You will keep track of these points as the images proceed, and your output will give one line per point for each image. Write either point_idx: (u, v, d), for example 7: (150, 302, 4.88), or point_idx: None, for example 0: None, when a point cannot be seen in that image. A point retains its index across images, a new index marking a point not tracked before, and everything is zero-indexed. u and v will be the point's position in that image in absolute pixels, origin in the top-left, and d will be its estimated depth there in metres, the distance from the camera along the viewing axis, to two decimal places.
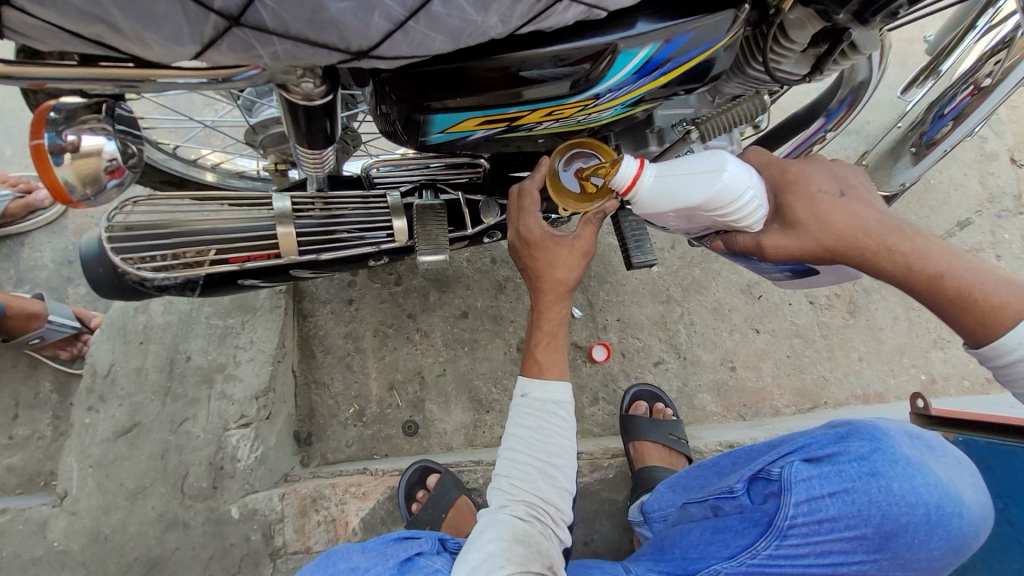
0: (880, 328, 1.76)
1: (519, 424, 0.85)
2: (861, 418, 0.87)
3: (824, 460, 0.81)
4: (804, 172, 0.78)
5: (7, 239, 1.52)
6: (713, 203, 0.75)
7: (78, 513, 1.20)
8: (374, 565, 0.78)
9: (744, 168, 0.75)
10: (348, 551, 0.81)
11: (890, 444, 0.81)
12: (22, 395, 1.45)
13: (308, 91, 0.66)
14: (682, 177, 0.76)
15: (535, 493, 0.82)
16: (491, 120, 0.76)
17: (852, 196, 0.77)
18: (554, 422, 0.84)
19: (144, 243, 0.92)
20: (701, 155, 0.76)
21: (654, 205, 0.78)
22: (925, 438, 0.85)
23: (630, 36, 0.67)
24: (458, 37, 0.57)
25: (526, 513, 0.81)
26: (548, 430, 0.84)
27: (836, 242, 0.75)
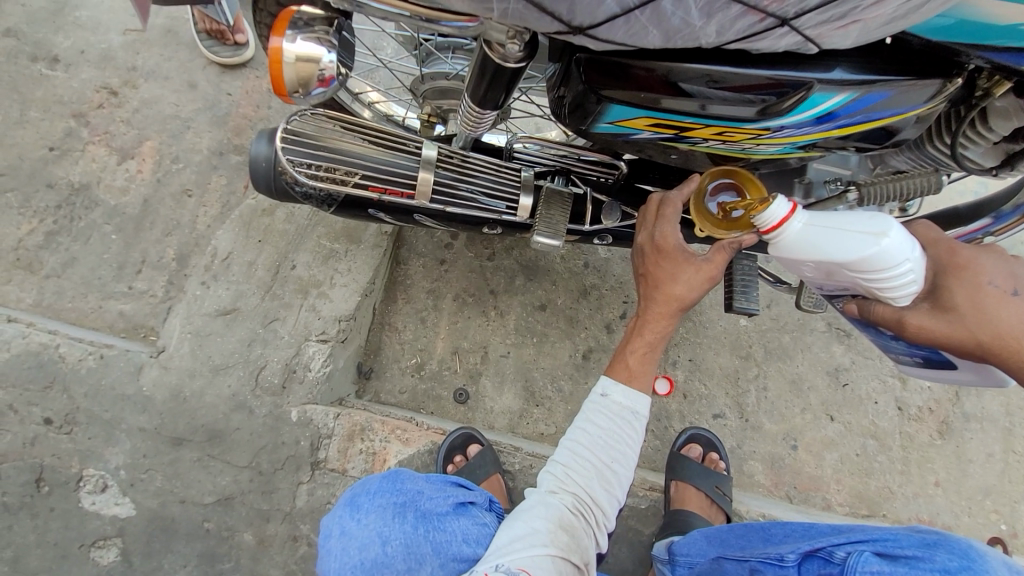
0: (968, 460, 1.61)
1: (590, 420, 0.86)
2: (962, 534, 0.69)
3: (903, 560, 0.66)
4: (979, 258, 0.72)
5: (178, 120, 1.72)
6: (863, 265, 0.73)
7: (168, 368, 1.33)
8: (436, 497, 0.85)
9: (907, 239, 0.72)
10: (416, 475, 0.88)
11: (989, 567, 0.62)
12: (149, 254, 1.63)
13: (508, 52, 0.70)
14: (835, 232, 0.74)
15: (587, 491, 0.83)
16: (662, 125, 0.76)
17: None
18: (623, 430, 0.85)
19: (305, 150, 0.99)
20: (863, 215, 0.74)
21: (795, 251, 0.78)
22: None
23: (828, 79, 0.67)
24: (671, 37, 0.59)
25: (574, 505, 0.82)
26: (615, 435, 0.85)
27: (994, 342, 0.69)
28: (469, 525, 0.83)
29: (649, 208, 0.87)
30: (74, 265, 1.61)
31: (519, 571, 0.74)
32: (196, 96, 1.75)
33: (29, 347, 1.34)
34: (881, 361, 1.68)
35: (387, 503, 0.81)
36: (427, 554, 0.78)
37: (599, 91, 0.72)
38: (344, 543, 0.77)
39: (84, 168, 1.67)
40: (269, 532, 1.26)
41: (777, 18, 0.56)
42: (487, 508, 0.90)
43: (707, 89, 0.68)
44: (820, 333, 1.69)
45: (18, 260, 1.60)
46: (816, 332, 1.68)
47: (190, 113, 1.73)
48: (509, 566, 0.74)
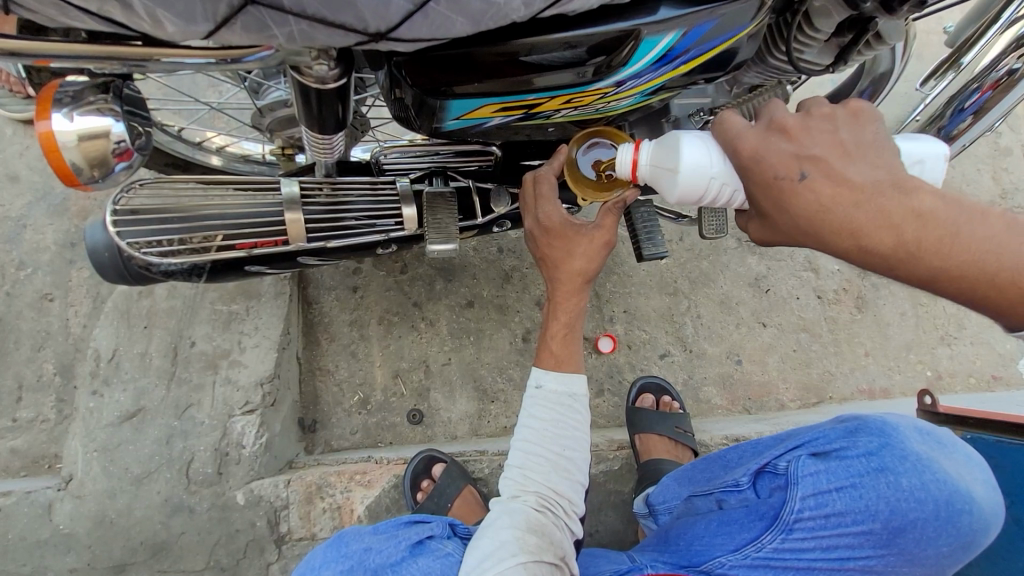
0: (887, 324, 1.75)
1: (533, 415, 0.84)
2: (871, 414, 0.93)
3: (834, 455, 0.86)
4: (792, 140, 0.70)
5: (10, 221, 1.51)
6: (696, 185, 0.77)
7: (83, 497, 1.19)
8: (384, 547, 0.80)
9: (706, 158, 0.75)
10: (361, 531, 0.83)
11: (899, 439, 0.86)
12: (25, 377, 1.44)
13: (322, 73, 0.64)
14: (653, 173, 0.79)
15: (548, 485, 0.81)
16: (508, 106, 0.74)
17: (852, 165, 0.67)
18: (567, 414, 0.84)
19: (149, 228, 0.90)
20: (667, 147, 0.77)
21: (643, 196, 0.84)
22: (934, 437, 0.91)
23: (654, 22, 0.64)
24: (479, 19, 0.55)
25: (539, 503, 0.80)
26: (559, 421, 0.84)
27: (803, 240, 0.70)
28: (431, 561, 0.80)
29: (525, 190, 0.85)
30: None
31: None
32: (22, 188, 1.53)
33: None
34: (793, 259, 1.76)
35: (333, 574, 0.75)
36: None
37: (432, 89, 0.69)
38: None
39: None
40: None
41: None
42: (447, 536, 0.87)
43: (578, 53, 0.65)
44: (735, 249, 1.75)
45: None
46: (730, 249, 1.74)
47: (21, 210, 1.52)
48: None
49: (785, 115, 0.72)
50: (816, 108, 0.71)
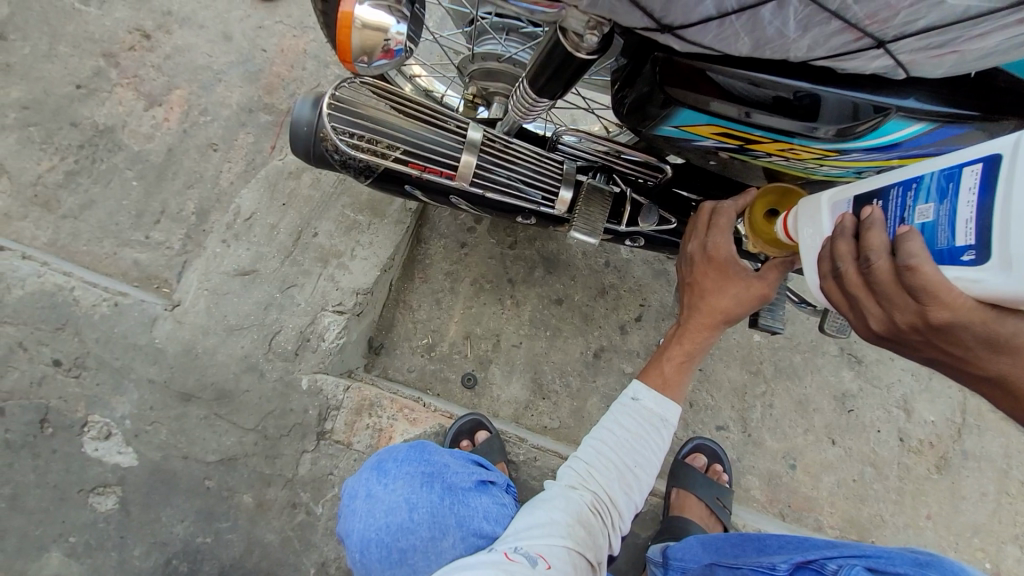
0: (962, 497, 1.63)
1: (618, 422, 0.86)
2: (970, 569, 0.72)
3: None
4: (909, 314, 0.57)
5: (210, 72, 1.69)
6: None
7: (182, 323, 1.31)
8: (461, 471, 0.93)
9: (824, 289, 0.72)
10: (440, 451, 0.97)
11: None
12: (169, 206, 1.61)
13: (583, 42, 0.69)
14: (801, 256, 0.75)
15: (608, 491, 0.83)
16: (727, 134, 0.75)
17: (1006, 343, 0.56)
18: (652, 434, 0.85)
19: (348, 118, 0.98)
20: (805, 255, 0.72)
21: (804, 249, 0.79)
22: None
23: (911, 108, 0.65)
24: (762, 44, 0.57)
25: (593, 504, 0.82)
26: (644, 439, 0.85)
27: None
28: (490, 504, 0.91)
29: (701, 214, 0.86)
30: (92, 208, 1.59)
31: (538, 557, 0.73)
32: (231, 48, 1.71)
33: (43, 288, 1.31)
34: (889, 391, 1.66)
35: (415, 471, 0.90)
36: (451, 526, 0.85)
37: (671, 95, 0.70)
38: (369, 504, 0.85)
39: (109, 110, 1.64)
40: (269, 497, 1.26)
41: (874, 40, 0.53)
42: (505, 489, 1.00)
43: (828, 110, 0.66)
44: (834, 357, 1.68)
45: (35, 196, 1.58)
46: (829, 355, 1.67)
47: (223, 65, 1.70)
48: (527, 550, 0.74)
49: (882, 274, 0.58)
50: (901, 285, 0.57)
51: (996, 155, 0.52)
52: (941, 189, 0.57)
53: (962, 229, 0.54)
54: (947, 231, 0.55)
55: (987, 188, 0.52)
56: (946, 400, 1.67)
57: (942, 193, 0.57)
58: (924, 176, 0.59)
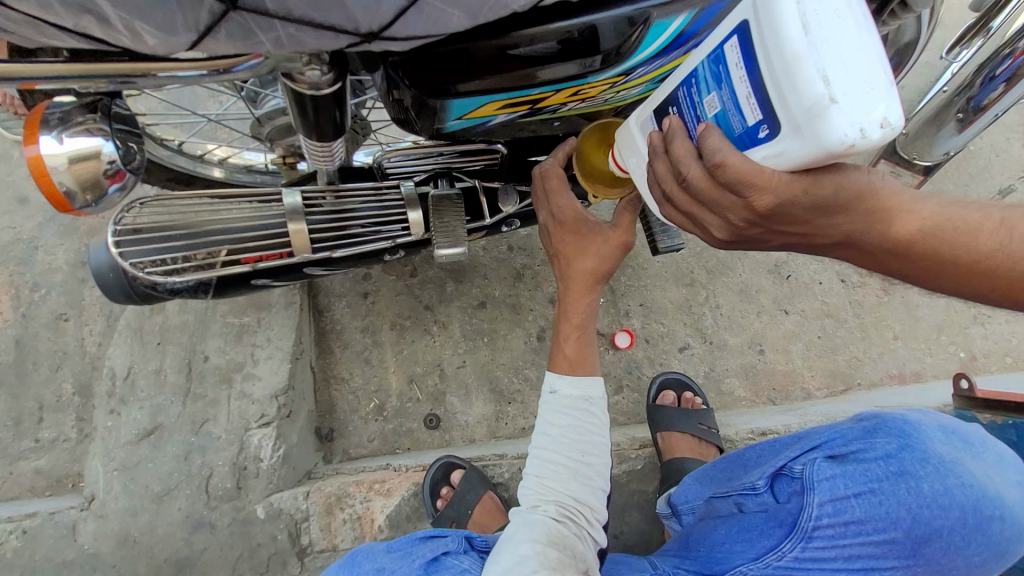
0: (916, 306, 1.68)
1: (549, 421, 0.82)
2: (891, 413, 0.87)
3: (850, 457, 0.81)
4: (739, 210, 0.55)
5: (22, 243, 1.52)
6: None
7: (105, 516, 1.19)
8: (398, 567, 0.80)
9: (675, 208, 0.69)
10: (374, 550, 0.83)
11: (919, 441, 0.81)
12: (45, 398, 1.45)
13: (315, 79, 0.61)
14: None
15: (567, 493, 0.80)
16: (511, 103, 0.69)
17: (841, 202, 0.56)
18: (584, 417, 0.82)
19: (151, 247, 0.89)
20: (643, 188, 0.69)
21: None
22: (959, 435, 0.85)
23: (664, 3, 0.59)
24: (478, 9, 0.51)
25: (559, 513, 0.78)
26: (579, 426, 0.81)
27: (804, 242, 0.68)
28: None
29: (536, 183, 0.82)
30: None
31: None
32: (33, 209, 1.54)
33: None
34: None
35: None
36: None
37: (430, 90, 0.64)
38: None
39: None
40: None
41: None
42: (466, 551, 0.87)
43: (587, 42, 0.60)
44: None
45: None
46: None
47: (33, 230, 1.53)
48: None
49: (701, 181, 0.55)
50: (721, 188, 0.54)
51: (743, 22, 0.48)
52: (715, 75, 0.53)
53: (748, 107, 0.51)
54: (736, 115, 0.52)
55: (748, 58, 0.49)
56: None
57: (718, 79, 0.53)
58: (696, 67, 0.55)
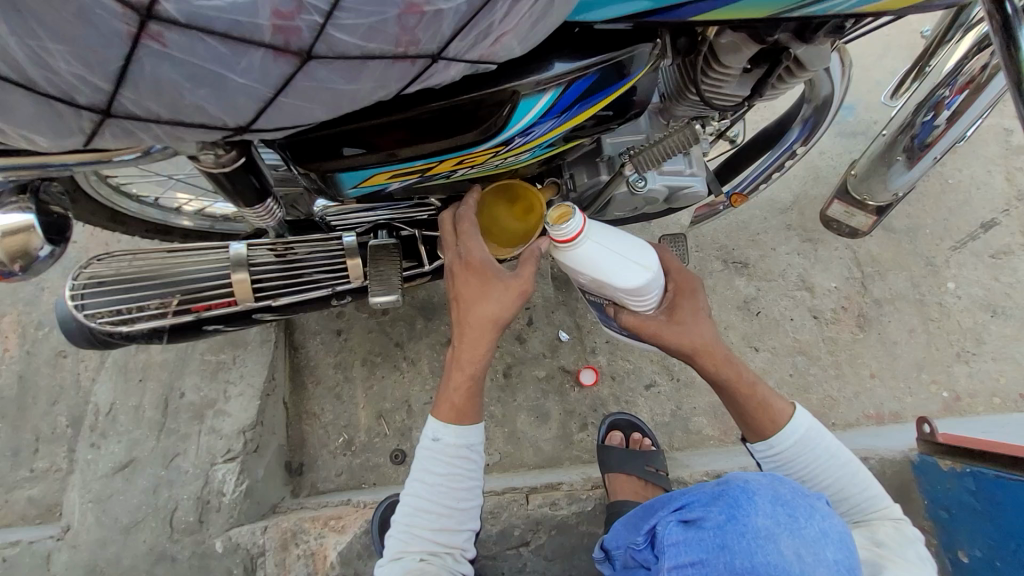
0: (893, 342, 1.64)
1: (425, 469, 0.86)
2: (746, 479, 0.81)
3: (693, 524, 0.78)
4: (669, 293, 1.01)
5: (30, 285, 1.65)
6: (569, 273, 0.92)
7: (78, 546, 1.27)
8: None
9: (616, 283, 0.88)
10: None
11: (746, 513, 0.75)
12: (41, 429, 1.56)
13: (215, 159, 0.68)
14: (598, 259, 0.86)
15: (436, 538, 0.85)
16: (400, 174, 0.73)
17: (681, 302, 1.01)
18: (460, 465, 0.86)
19: (105, 298, 0.97)
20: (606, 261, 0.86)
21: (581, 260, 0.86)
22: (793, 504, 0.76)
23: (527, 84, 0.65)
24: (337, 104, 0.57)
25: (425, 556, 0.83)
26: (453, 474, 0.85)
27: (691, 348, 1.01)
28: None
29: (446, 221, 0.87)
30: None
31: None
32: None
33: None
34: (785, 278, 1.67)
35: None
36: None
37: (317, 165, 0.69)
38: None
39: None
40: None
41: (426, 56, 0.55)
42: None
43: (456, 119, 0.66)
44: (722, 271, 1.68)
45: None
46: (716, 272, 1.68)
47: (39, 273, 1.66)
48: None
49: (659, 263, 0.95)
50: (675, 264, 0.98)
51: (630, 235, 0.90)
52: None
53: None
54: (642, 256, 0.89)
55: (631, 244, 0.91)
56: (840, 261, 1.68)
57: None
58: None
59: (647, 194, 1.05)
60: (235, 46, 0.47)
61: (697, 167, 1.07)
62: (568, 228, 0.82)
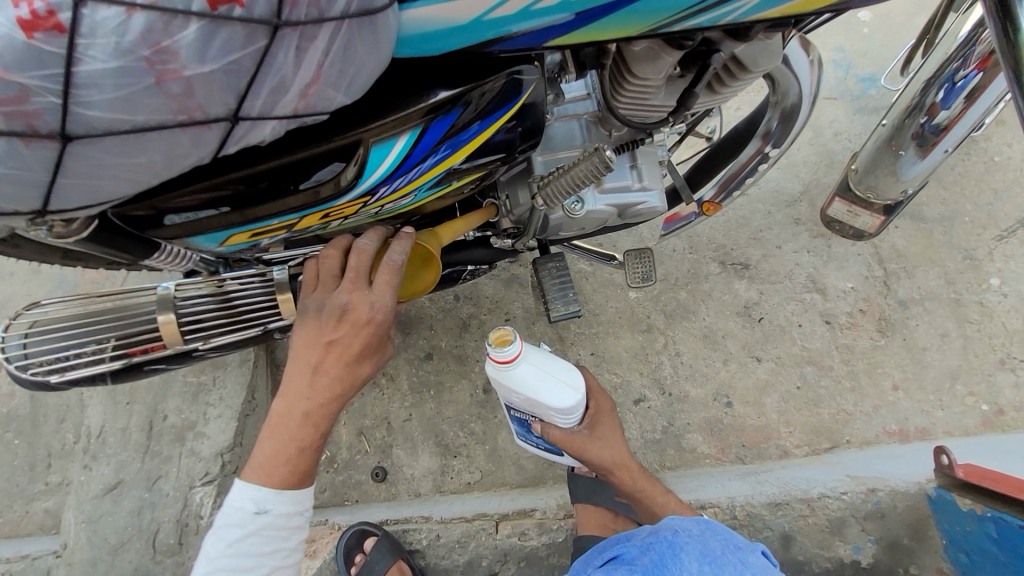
0: (921, 349, 1.44)
1: (250, 537, 0.88)
2: (679, 530, 0.94)
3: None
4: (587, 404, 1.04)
5: None
6: (502, 390, 1.00)
7: (72, 564, 1.33)
8: None
9: (538, 395, 0.96)
10: None
11: (668, 573, 0.84)
12: (52, 446, 1.66)
13: (55, 230, 0.62)
14: (532, 378, 0.95)
15: None
16: (262, 232, 0.67)
17: (602, 420, 1.06)
18: (286, 540, 0.92)
19: (36, 348, 0.98)
20: (539, 381, 0.95)
21: (515, 378, 0.95)
22: (719, 561, 0.85)
23: (374, 130, 0.57)
24: (139, 178, 0.51)
25: None
26: (278, 549, 0.90)
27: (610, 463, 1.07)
28: None
29: (334, 260, 0.85)
30: None
31: None
32: (44, 280, 1.76)
33: None
34: (792, 280, 1.51)
35: None
36: None
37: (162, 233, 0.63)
38: None
39: None
40: None
41: (223, 119, 0.48)
42: None
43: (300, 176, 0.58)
44: (719, 274, 1.53)
45: None
46: (712, 275, 1.53)
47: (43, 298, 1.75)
48: None
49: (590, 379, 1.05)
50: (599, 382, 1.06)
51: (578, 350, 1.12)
52: None
53: None
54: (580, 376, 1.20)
55: None
56: (857, 258, 1.51)
57: None
58: None
59: (589, 216, 0.94)
60: None
61: (650, 179, 0.94)
62: (509, 350, 0.91)
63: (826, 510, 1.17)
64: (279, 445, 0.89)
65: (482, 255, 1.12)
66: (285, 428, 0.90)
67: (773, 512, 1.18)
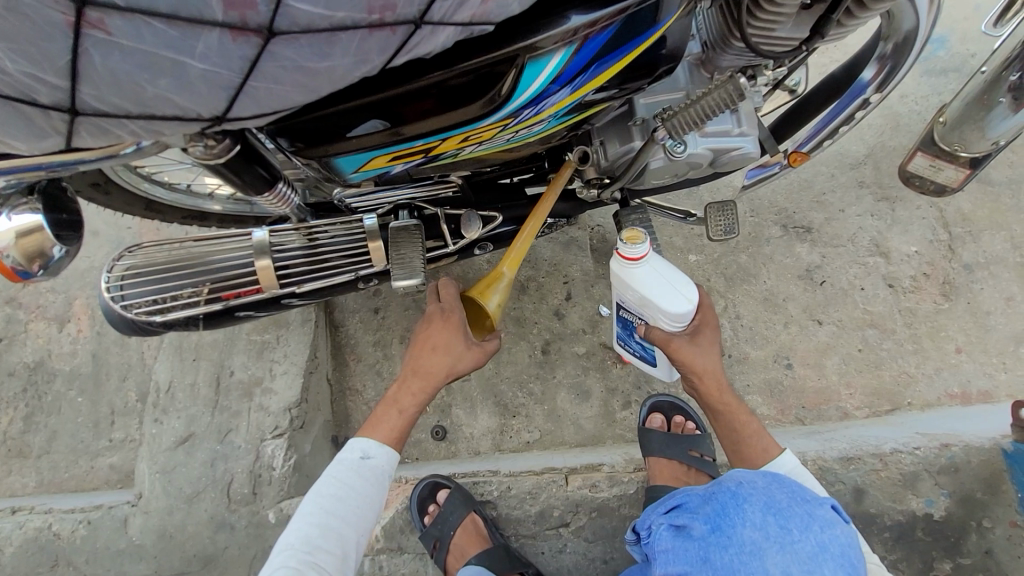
0: (985, 312, 1.45)
1: (352, 481, 0.95)
2: (743, 480, 0.83)
3: (681, 532, 0.80)
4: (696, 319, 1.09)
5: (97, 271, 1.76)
6: (616, 287, 1.08)
7: (149, 512, 1.37)
8: None
9: (656, 297, 1.02)
10: None
11: (732, 523, 0.76)
12: (116, 404, 1.69)
13: (204, 151, 0.63)
14: (650, 281, 1.02)
15: (337, 529, 0.92)
16: (401, 155, 0.69)
17: (705, 331, 1.09)
18: (378, 491, 0.97)
19: (136, 290, 1.00)
20: (657, 284, 1.02)
21: (634, 278, 1.02)
22: (785, 515, 0.76)
23: (534, 46, 0.57)
24: (315, 86, 0.52)
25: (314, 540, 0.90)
26: (373, 495, 0.96)
27: (697, 369, 1.09)
28: None
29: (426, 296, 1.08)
30: (57, 438, 1.69)
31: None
32: (102, 241, 1.78)
33: (27, 535, 1.41)
34: (855, 243, 1.52)
35: None
36: None
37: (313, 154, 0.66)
38: None
39: (32, 347, 1.74)
40: None
41: (408, 24, 0.48)
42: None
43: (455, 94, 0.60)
44: (779, 238, 1.54)
45: (8, 450, 1.69)
46: (773, 239, 1.54)
47: (103, 260, 1.77)
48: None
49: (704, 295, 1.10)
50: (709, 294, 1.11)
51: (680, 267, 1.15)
52: None
53: None
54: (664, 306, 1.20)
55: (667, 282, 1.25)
56: (922, 222, 1.52)
57: None
58: None
59: (688, 159, 0.94)
60: (185, 30, 0.43)
61: (748, 126, 0.94)
62: (638, 247, 0.99)
63: (899, 464, 1.19)
64: (383, 415, 1.01)
65: (563, 209, 1.13)
66: (389, 404, 1.02)
67: (845, 466, 1.20)
